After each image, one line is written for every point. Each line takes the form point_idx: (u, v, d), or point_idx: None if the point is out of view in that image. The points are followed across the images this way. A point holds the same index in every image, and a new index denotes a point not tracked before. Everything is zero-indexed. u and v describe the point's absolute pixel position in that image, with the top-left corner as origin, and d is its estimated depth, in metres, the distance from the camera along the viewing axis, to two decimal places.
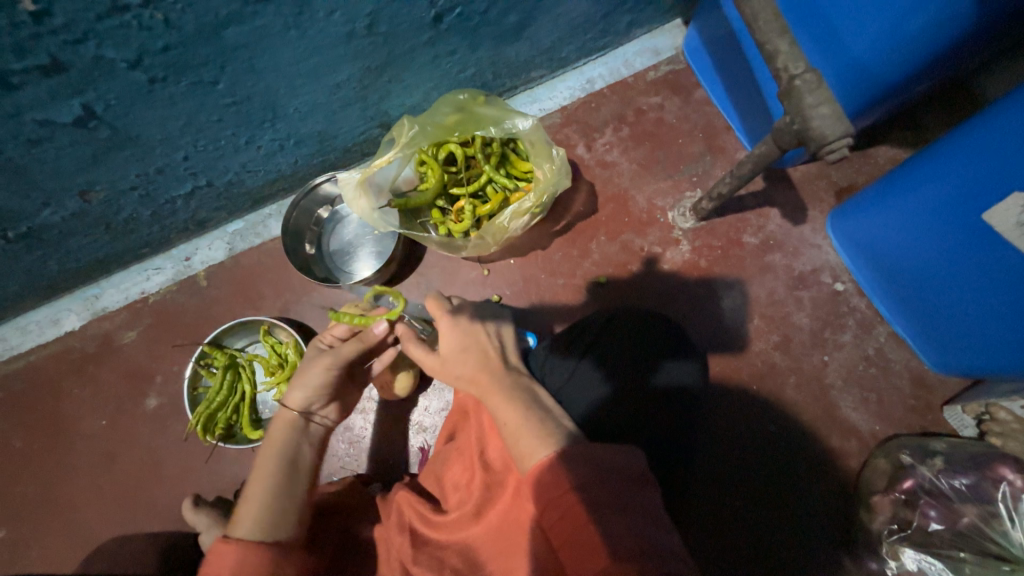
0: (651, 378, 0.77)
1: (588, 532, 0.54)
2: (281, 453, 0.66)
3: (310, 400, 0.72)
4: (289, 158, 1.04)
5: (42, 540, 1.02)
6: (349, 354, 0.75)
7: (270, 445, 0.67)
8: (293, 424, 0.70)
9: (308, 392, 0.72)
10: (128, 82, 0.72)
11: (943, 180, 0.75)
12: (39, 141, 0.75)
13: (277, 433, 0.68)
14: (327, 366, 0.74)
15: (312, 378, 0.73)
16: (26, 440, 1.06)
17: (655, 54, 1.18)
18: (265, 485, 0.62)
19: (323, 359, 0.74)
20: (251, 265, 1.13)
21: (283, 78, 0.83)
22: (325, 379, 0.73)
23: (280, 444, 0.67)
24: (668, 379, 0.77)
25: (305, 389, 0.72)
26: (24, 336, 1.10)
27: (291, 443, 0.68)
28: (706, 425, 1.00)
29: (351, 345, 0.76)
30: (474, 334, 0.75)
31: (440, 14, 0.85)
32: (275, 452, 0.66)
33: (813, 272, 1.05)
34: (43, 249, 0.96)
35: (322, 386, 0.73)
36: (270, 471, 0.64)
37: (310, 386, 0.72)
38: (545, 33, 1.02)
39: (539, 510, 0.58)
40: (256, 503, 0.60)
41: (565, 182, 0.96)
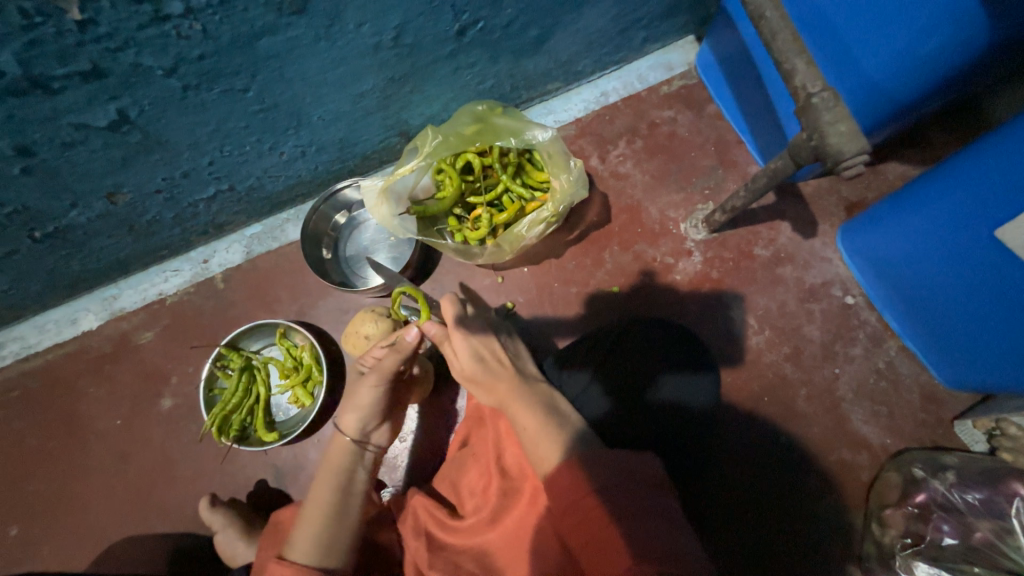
0: (662, 387, 0.78)
1: (610, 534, 0.54)
2: (336, 478, 0.71)
3: (363, 424, 0.74)
4: (310, 164, 1.06)
5: (53, 538, 1.02)
6: (390, 371, 0.73)
7: (326, 468, 0.72)
8: (350, 448, 0.73)
9: (360, 417, 0.74)
10: (162, 88, 0.74)
11: (951, 197, 0.77)
12: (73, 144, 0.77)
13: (333, 456, 0.72)
14: (373, 385, 0.73)
15: (362, 400, 0.74)
16: (40, 438, 1.07)
17: (669, 69, 1.21)
18: (319, 511, 0.68)
19: (367, 379, 0.73)
20: (268, 268, 1.14)
21: (310, 87, 0.85)
22: (372, 400, 0.74)
23: (336, 468, 0.72)
24: (677, 389, 0.79)
25: (356, 414, 0.73)
26: (42, 335, 1.11)
27: (346, 465, 0.72)
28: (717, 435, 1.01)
29: (391, 358, 0.73)
30: (488, 344, 0.76)
31: (463, 28, 0.88)
32: (330, 477, 0.71)
33: (823, 285, 1.06)
34: (67, 249, 0.98)
35: (371, 408, 0.74)
36: (326, 496, 0.69)
37: (361, 409, 0.74)
38: (564, 47, 1.05)
39: (559, 514, 0.59)
40: (312, 528, 0.66)
41: (582, 194, 0.98)
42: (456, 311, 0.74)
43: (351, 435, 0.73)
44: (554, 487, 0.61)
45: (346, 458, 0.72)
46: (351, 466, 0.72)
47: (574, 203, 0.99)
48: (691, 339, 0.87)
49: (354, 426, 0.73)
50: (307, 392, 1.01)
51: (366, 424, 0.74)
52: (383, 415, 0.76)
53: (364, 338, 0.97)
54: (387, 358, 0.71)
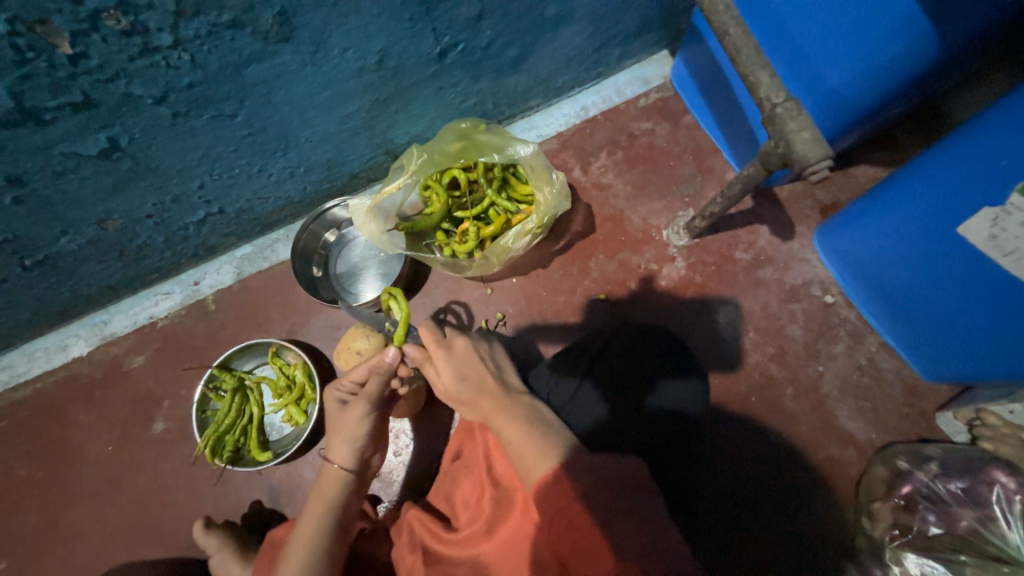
0: (657, 395, 0.80)
1: (597, 534, 0.56)
2: (323, 509, 0.71)
3: (356, 453, 0.74)
4: (299, 185, 1.08)
5: (42, 571, 1.00)
6: (377, 393, 0.76)
7: (319, 495, 0.73)
8: (340, 477, 0.73)
9: (352, 446, 0.74)
10: (153, 116, 0.76)
11: (917, 199, 0.81)
12: (64, 172, 0.78)
13: (322, 487, 0.73)
14: (364, 413, 0.75)
15: (353, 429, 0.75)
16: (29, 468, 1.05)
17: (645, 83, 1.26)
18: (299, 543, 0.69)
19: (356, 407, 0.75)
20: (259, 289, 1.15)
21: (297, 110, 0.88)
22: (363, 429, 0.75)
23: (329, 496, 0.72)
24: (671, 395, 0.81)
25: (348, 441, 0.74)
26: (31, 363, 1.11)
27: (335, 497, 0.72)
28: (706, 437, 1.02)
29: (373, 380, 0.77)
30: (471, 365, 0.77)
31: (444, 50, 0.91)
32: (322, 504, 0.72)
33: (803, 285, 1.09)
34: (57, 276, 0.98)
35: (361, 437, 0.75)
36: (316, 525, 0.70)
37: (353, 439, 0.74)
38: (543, 65, 1.09)
39: (549, 520, 0.60)
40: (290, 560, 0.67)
41: (565, 205, 1.00)
42: (433, 335, 0.78)
43: (342, 465, 0.73)
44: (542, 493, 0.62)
45: (335, 489, 0.73)
46: (343, 493, 0.73)
47: (558, 214, 1.01)
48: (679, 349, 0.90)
49: (348, 455, 0.73)
50: (300, 409, 1.02)
51: (360, 451, 0.75)
52: (374, 443, 0.77)
53: (357, 353, 0.99)
54: (370, 380, 0.76)
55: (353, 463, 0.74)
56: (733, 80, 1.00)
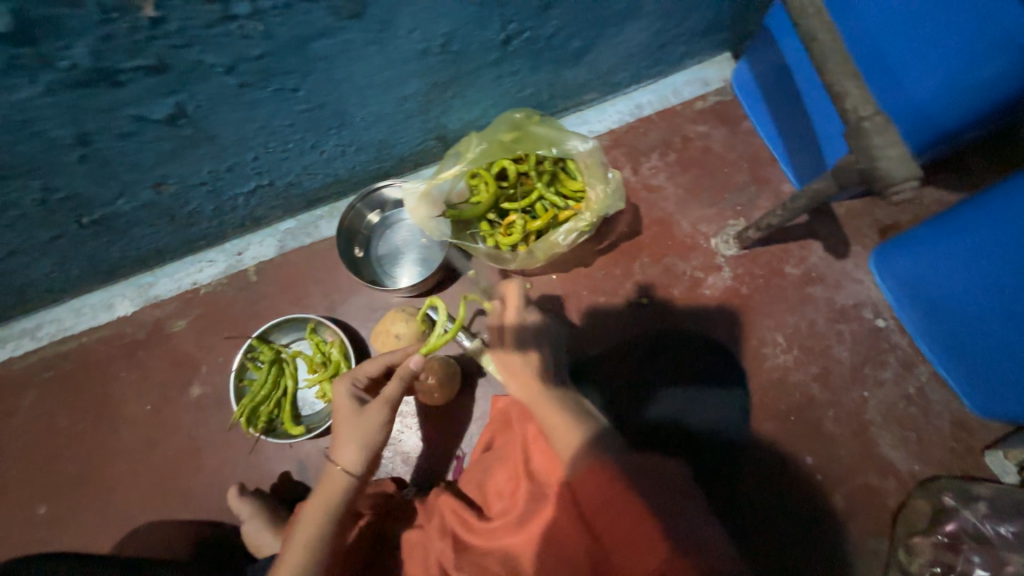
0: (659, 396, 0.80)
1: (644, 528, 0.56)
2: (326, 516, 0.66)
3: (364, 460, 0.69)
4: (348, 163, 1.07)
5: (77, 521, 1.03)
6: (395, 396, 0.71)
7: (318, 497, 0.67)
8: (345, 484, 0.68)
9: (362, 451, 0.69)
10: (219, 85, 0.76)
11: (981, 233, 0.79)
12: (129, 135, 0.78)
13: (326, 492, 0.67)
14: (379, 420, 0.70)
15: (366, 435, 0.69)
16: (70, 420, 1.08)
17: (704, 85, 1.22)
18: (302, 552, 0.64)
19: (374, 410, 0.70)
20: (301, 264, 1.16)
21: (356, 88, 0.87)
22: (376, 437, 0.69)
23: (329, 501, 0.67)
24: (667, 402, 0.80)
25: (360, 446, 0.68)
26: (78, 318, 1.13)
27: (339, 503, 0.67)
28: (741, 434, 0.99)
29: (394, 384, 0.72)
30: (530, 341, 0.81)
31: (509, 37, 0.89)
32: (322, 507, 0.66)
33: (855, 306, 1.06)
34: (109, 236, 0.99)
35: (372, 445, 0.69)
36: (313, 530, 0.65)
37: (364, 445, 0.69)
38: (604, 59, 1.06)
39: (592, 511, 0.61)
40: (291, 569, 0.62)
41: (618, 206, 0.98)
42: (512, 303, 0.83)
43: (349, 470, 0.68)
44: (581, 486, 0.63)
45: (340, 495, 0.67)
46: (345, 501, 0.67)
47: (608, 214, 0.99)
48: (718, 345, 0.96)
49: (358, 461, 0.68)
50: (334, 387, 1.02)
51: (369, 459, 0.69)
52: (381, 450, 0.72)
53: (395, 337, 0.99)
54: (392, 383, 0.71)
55: (363, 470, 0.68)
56: (811, 89, 0.95)
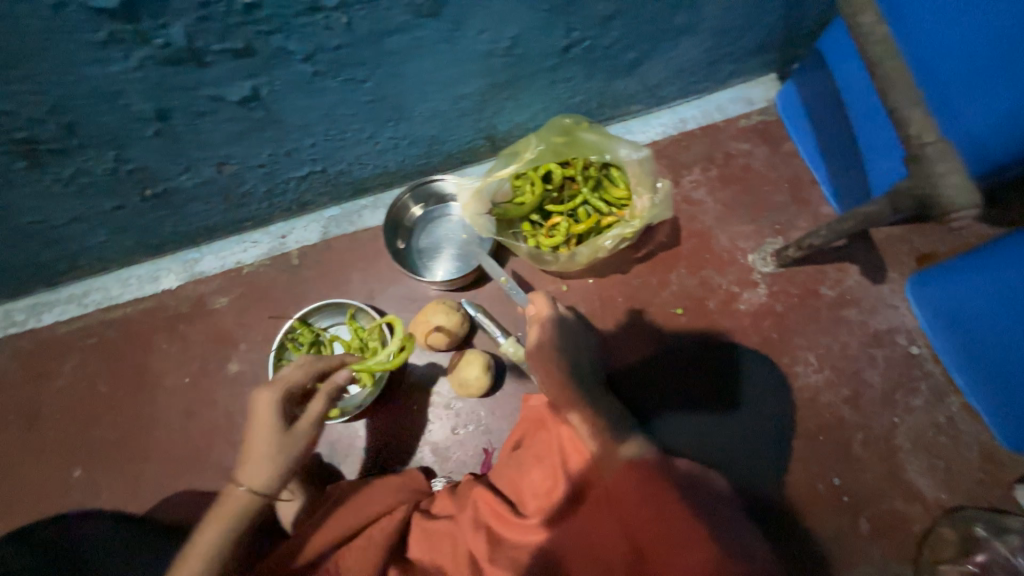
0: (661, 422, 1.03)
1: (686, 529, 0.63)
2: (221, 531, 0.69)
3: (267, 483, 0.71)
4: (398, 156, 1.10)
5: (110, 485, 1.05)
6: (320, 416, 0.76)
7: (220, 512, 0.70)
8: (247, 500, 0.71)
9: (270, 474, 0.71)
10: (294, 72, 0.79)
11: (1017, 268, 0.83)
12: (204, 113, 0.81)
13: (225, 507, 0.70)
14: (293, 443, 0.73)
15: (274, 457, 0.71)
16: (111, 386, 1.11)
17: (748, 104, 1.24)
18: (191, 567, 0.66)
19: (288, 433, 0.73)
20: (342, 251, 1.18)
21: (419, 84, 0.89)
22: (286, 460, 0.72)
23: (228, 516, 0.69)
24: (672, 426, 1.02)
25: (266, 468, 0.71)
26: (124, 288, 1.16)
27: (239, 520, 0.70)
28: (760, 433, 1.01)
29: (318, 403, 0.77)
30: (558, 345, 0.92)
31: (570, 45, 0.91)
32: (222, 522, 0.69)
33: (888, 332, 1.06)
34: (166, 210, 1.02)
35: (280, 468, 0.72)
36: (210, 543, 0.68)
37: (273, 467, 0.71)
38: (655, 72, 1.08)
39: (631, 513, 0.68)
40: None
41: (665, 215, 1.02)
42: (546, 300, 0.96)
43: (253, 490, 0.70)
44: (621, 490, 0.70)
45: (241, 512, 0.70)
46: (243, 520, 0.70)
47: (654, 222, 1.03)
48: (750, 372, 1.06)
49: (261, 484, 0.70)
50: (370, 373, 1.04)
51: (273, 482, 0.71)
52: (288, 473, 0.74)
53: (435, 327, 1.01)
54: (314, 404, 0.74)
55: (266, 491, 0.71)
56: (873, 112, 0.94)
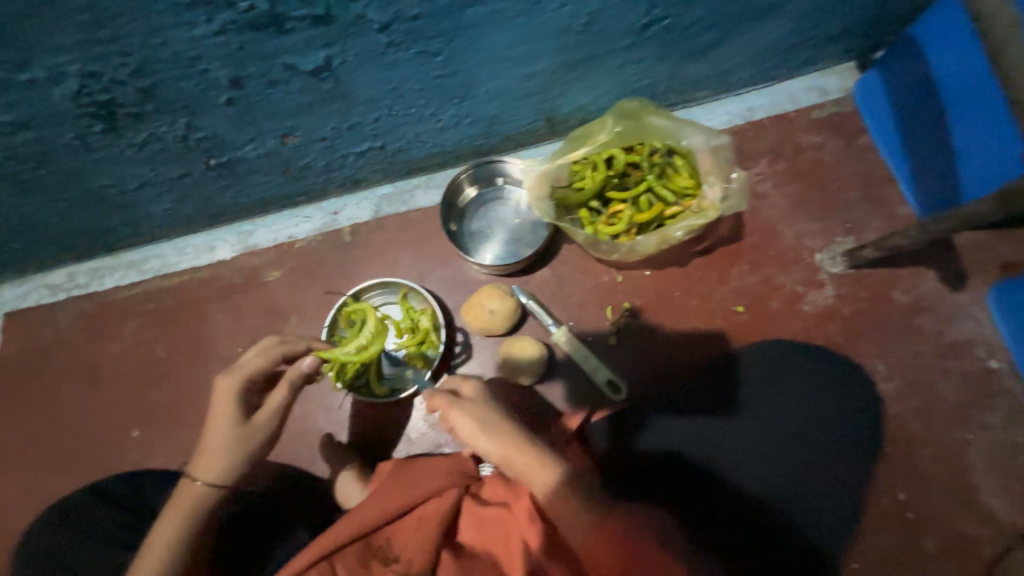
0: (668, 423, 0.88)
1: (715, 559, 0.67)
2: (177, 523, 0.73)
3: (224, 473, 0.74)
4: (457, 136, 1.08)
5: (166, 447, 1.08)
6: (280, 406, 0.77)
7: (179, 500, 0.74)
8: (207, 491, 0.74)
9: (227, 466, 0.74)
10: (370, 43, 0.77)
11: None
12: (277, 83, 0.81)
13: (181, 496, 0.74)
14: (250, 435, 0.75)
15: (230, 449, 0.74)
16: (168, 351, 1.13)
17: (823, 94, 1.17)
18: (154, 561, 0.71)
19: (247, 425, 0.75)
20: (394, 230, 1.17)
21: (491, 60, 0.87)
22: (244, 452, 0.75)
23: (188, 503, 0.74)
24: (674, 435, 0.86)
25: (221, 460, 0.74)
26: (181, 257, 1.18)
27: (195, 509, 0.74)
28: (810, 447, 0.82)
29: (278, 393, 0.78)
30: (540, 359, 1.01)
31: (648, 23, 0.87)
32: (181, 509, 0.73)
33: (966, 343, 1.00)
34: (228, 180, 1.03)
35: (240, 459, 0.75)
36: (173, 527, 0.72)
37: (232, 459, 0.74)
38: (730, 56, 1.03)
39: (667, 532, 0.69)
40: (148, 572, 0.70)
41: (738, 207, 0.98)
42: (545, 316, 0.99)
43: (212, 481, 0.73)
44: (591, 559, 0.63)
45: (194, 501, 0.74)
46: (203, 507, 0.74)
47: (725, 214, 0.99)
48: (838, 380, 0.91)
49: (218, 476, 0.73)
50: (420, 353, 1.02)
51: (231, 474, 0.74)
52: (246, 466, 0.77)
53: (488, 312, 1.01)
54: (272, 396, 0.76)
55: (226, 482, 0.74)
56: (981, 98, 0.88)
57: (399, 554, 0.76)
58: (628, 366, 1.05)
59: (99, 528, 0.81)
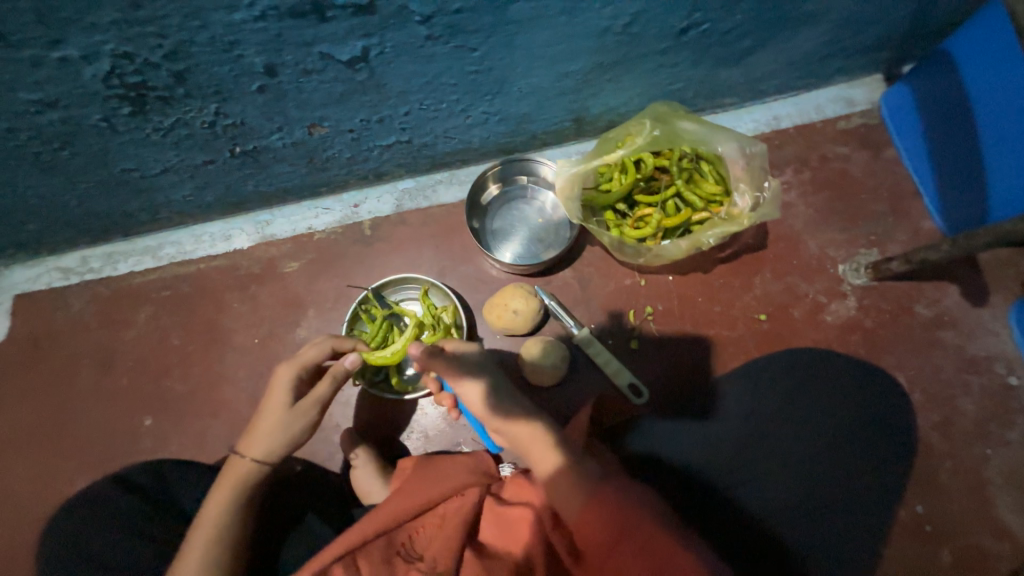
0: (678, 429, 0.85)
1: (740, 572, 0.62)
2: (225, 501, 0.75)
3: (270, 452, 0.79)
4: (484, 133, 1.07)
5: (179, 436, 1.07)
6: (326, 398, 0.82)
7: (226, 478, 0.77)
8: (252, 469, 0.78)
9: (274, 444, 0.79)
10: (409, 34, 0.76)
11: None
12: (312, 72, 0.79)
13: (229, 475, 0.77)
14: (299, 417, 0.80)
15: (278, 428, 0.79)
16: (183, 339, 1.12)
17: (850, 104, 1.16)
18: (203, 537, 0.72)
19: (298, 408, 0.80)
20: (416, 225, 1.16)
21: (528, 58, 0.86)
22: (294, 431, 0.80)
23: (236, 479, 0.77)
24: (686, 440, 0.84)
25: (270, 438, 0.79)
26: (197, 244, 1.16)
27: (242, 488, 0.77)
28: (826, 460, 0.81)
29: (324, 383, 0.82)
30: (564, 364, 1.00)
31: (688, 27, 0.86)
32: (230, 485, 0.76)
33: (986, 359, 1.00)
34: (251, 169, 1.01)
35: (288, 438, 0.80)
36: (222, 502, 0.75)
37: (279, 438, 0.79)
38: (763, 63, 1.02)
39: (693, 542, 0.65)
40: (202, 547, 0.71)
41: (773, 215, 0.95)
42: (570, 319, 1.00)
43: (260, 458, 0.78)
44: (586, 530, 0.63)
45: (242, 480, 0.77)
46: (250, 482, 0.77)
47: (759, 222, 0.96)
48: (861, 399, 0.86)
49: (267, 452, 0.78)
50: None
51: (279, 452, 0.79)
52: (291, 447, 0.81)
53: (512, 312, 1.00)
54: (322, 385, 0.81)
55: (273, 460, 0.79)
56: (1009, 106, 0.89)
57: (423, 553, 0.78)
58: (649, 370, 1.05)
59: (124, 523, 0.80)
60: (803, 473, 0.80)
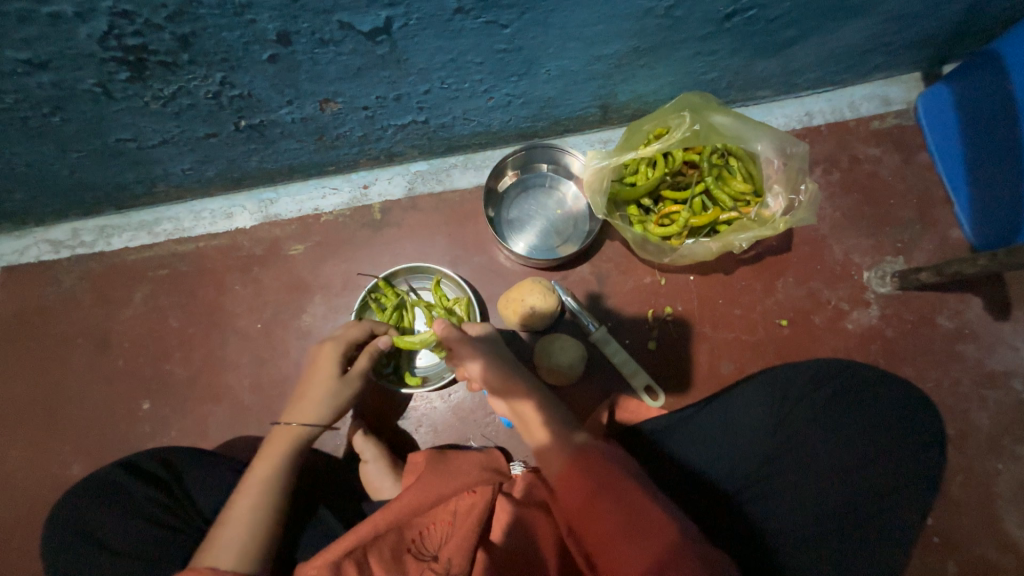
0: (695, 437, 0.83)
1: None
2: (274, 464, 0.77)
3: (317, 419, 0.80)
4: (504, 116, 1.01)
5: (179, 421, 1.03)
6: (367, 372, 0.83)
7: (270, 446, 0.79)
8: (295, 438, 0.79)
9: (318, 411, 0.80)
10: (438, 7, 0.69)
11: None
12: (329, 43, 0.72)
13: (278, 441, 0.78)
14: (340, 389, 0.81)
15: (320, 397, 0.80)
16: (182, 321, 1.07)
17: (885, 103, 1.12)
18: (251, 496, 0.73)
19: (338, 380, 0.81)
20: (428, 211, 1.11)
21: (562, 37, 0.80)
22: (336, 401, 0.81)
23: (281, 446, 0.78)
24: (704, 448, 0.82)
25: (315, 406, 0.80)
26: (196, 221, 1.10)
27: (286, 453, 0.78)
28: (847, 476, 0.79)
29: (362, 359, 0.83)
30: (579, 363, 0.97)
31: (733, 13, 0.80)
32: (274, 453, 0.78)
33: (1004, 373, 0.99)
34: (255, 144, 0.95)
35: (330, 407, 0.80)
36: (265, 469, 0.76)
37: (321, 406, 0.80)
38: (802, 55, 0.96)
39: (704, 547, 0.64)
40: (248, 508, 0.71)
41: (807, 219, 0.91)
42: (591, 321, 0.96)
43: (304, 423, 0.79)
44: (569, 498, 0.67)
45: (291, 444, 0.78)
46: (292, 450, 0.78)
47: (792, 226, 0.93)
48: (884, 416, 0.83)
49: (313, 418, 0.79)
50: None
51: (322, 418, 0.80)
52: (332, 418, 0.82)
53: (528, 306, 0.96)
54: (363, 358, 0.82)
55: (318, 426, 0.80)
56: None
57: (437, 552, 0.75)
58: (665, 372, 1.02)
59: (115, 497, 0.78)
60: (822, 489, 0.78)
